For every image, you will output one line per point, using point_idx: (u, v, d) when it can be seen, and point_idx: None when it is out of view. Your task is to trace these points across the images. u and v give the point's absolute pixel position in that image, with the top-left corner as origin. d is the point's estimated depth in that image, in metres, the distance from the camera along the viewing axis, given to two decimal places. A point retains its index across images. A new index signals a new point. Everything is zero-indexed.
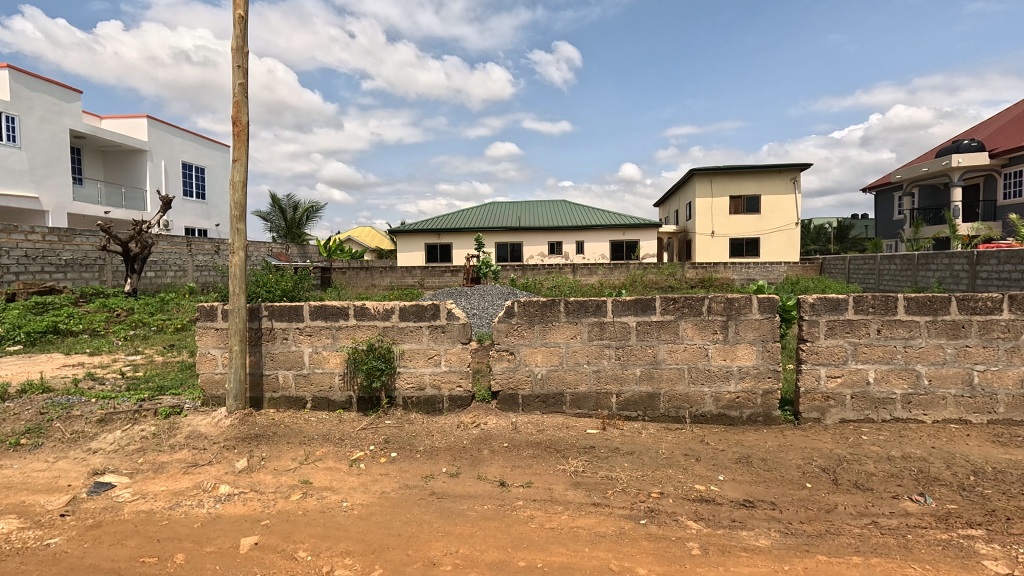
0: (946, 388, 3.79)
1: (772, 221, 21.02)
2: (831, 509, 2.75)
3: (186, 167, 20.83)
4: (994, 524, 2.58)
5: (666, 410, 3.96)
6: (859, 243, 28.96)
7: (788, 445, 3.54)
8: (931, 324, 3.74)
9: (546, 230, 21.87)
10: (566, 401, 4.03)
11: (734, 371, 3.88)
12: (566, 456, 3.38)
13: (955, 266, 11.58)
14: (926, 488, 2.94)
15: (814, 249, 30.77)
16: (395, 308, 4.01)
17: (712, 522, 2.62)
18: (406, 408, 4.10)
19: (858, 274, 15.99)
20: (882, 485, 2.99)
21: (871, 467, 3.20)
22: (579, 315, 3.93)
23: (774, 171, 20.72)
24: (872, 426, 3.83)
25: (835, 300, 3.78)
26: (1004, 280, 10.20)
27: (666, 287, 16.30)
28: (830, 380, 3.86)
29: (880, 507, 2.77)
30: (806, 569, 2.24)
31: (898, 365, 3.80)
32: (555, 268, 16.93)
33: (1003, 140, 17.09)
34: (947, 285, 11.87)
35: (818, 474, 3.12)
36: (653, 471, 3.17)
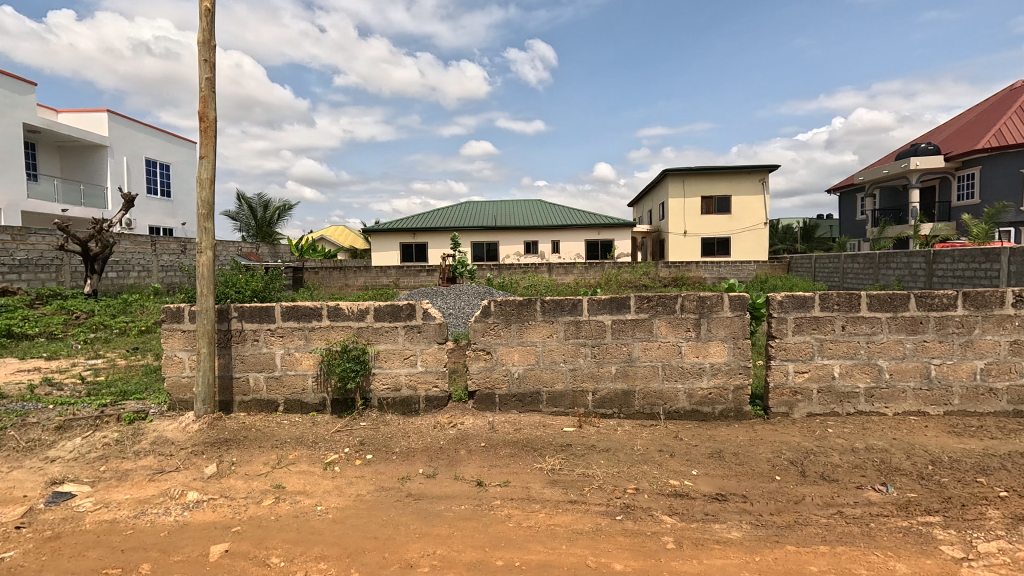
0: (906, 381, 3.95)
1: (741, 221, 21.52)
2: (799, 501, 2.83)
3: (150, 163, 20.14)
4: (950, 511, 2.71)
5: (641, 408, 4.02)
6: (824, 243, 29.93)
7: (758, 440, 3.63)
8: (892, 320, 3.89)
9: (522, 229, 21.91)
10: (542, 400, 4.05)
11: (706, 367, 3.96)
12: (542, 454, 3.40)
13: (914, 265, 12.10)
14: (887, 478, 3.06)
15: (782, 248, 31.64)
16: (370, 308, 3.95)
17: (685, 516, 2.67)
18: (382, 409, 4.05)
19: (823, 272, 16.49)
20: (846, 475, 3.10)
21: (836, 458, 3.31)
22: (555, 314, 3.95)
23: (744, 172, 21.24)
24: (836, 419, 3.96)
25: (801, 298, 3.90)
26: (958, 278, 10.71)
27: (641, 285, 16.48)
28: (798, 375, 3.97)
29: (846, 497, 2.87)
30: (775, 559, 2.31)
31: (861, 360, 3.95)
32: (531, 268, 16.99)
33: (957, 144, 17.88)
34: (906, 283, 12.40)
35: (787, 467, 3.21)
36: (629, 468, 3.21)
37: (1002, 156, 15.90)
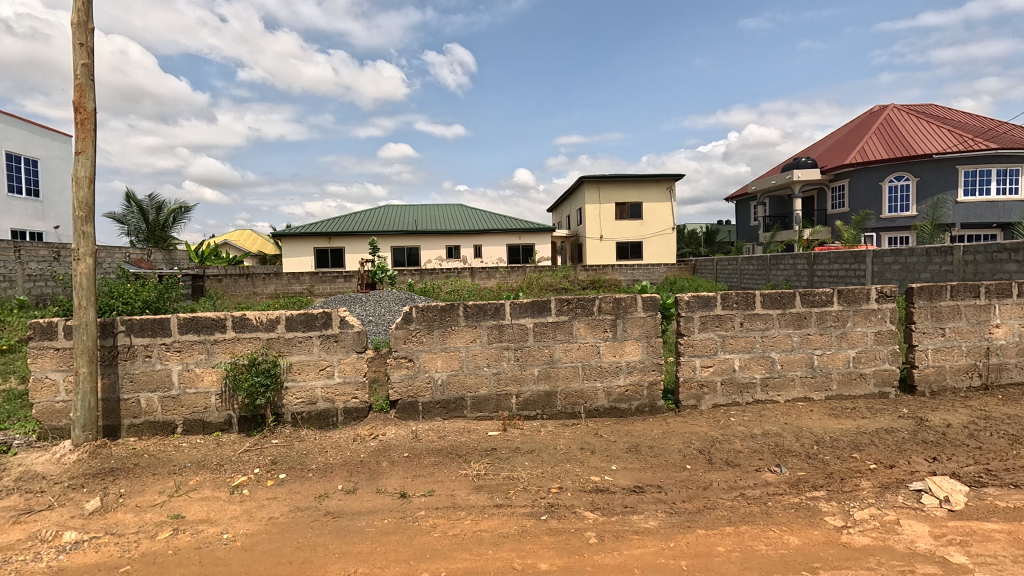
0: (794, 370, 4.39)
1: (652, 226, 22.87)
2: (707, 486, 3.04)
3: (13, 158, 17.59)
4: (831, 485, 3.04)
5: (563, 407, 4.12)
6: (724, 246, 32.57)
7: (670, 432, 3.86)
8: (781, 315, 4.31)
9: (444, 234, 21.73)
10: (466, 405, 4.02)
11: (622, 366, 4.15)
12: (467, 460, 3.37)
13: (798, 266, 13.52)
14: (781, 460, 3.38)
15: (688, 251, 33.99)
16: (281, 318, 3.71)
17: (606, 510, 2.77)
18: (296, 425, 3.82)
19: (723, 274, 17.93)
20: (747, 460, 3.38)
21: (738, 445, 3.60)
22: (479, 319, 3.95)
23: (653, 180, 22.59)
24: (738, 408, 4.31)
25: (705, 298, 4.21)
26: (835, 277, 12.11)
27: (561, 288, 16.95)
28: (704, 369, 4.28)
29: (747, 480, 3.13)
30: (687, 543, 2.46)
31: (757, 353, 4.33)
32: (453, 272, 16.90)
33: (830, 159, 20.22)
34: (793, 282, 13.82)
35: (696, 456, 3.44)
36: (552, 467, 3.28)
37: (865, 170, 18.14)
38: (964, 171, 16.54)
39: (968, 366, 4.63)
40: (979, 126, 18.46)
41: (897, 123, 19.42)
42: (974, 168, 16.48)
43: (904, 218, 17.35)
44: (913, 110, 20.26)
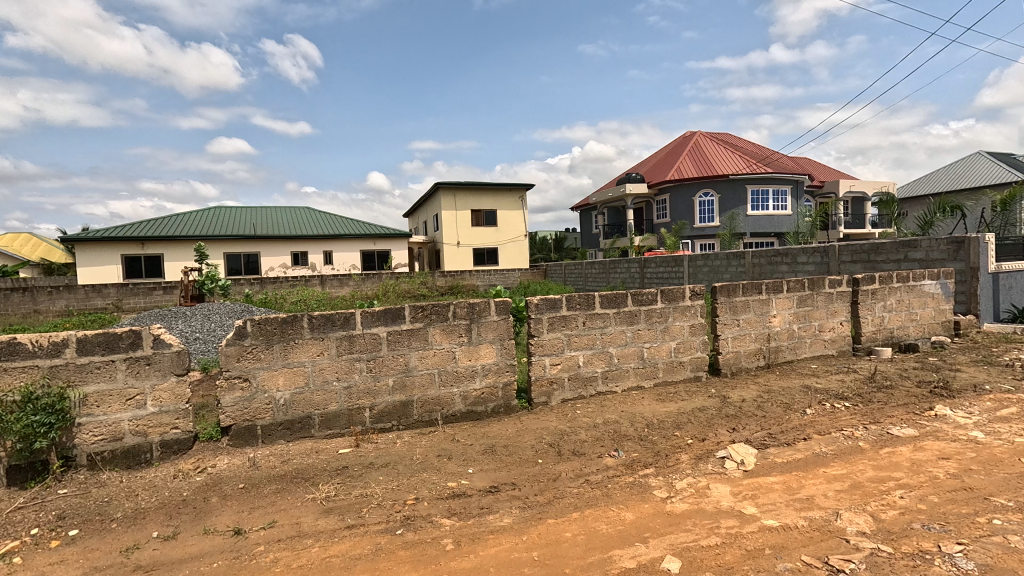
0: (628, 363, 4.91)
1: (506, 232, 23.80)
2: (556, 478, 3.24)
3: None
4: (658, 462, 3.46)
5: (420, 416, 4.06)
6: (571, 252, 35.22)
7: (523, 429, 4.03)
8: (617, 314, 4.80)
9: (289, 239, 20.04)
10: (314, 424, 3.74)
11: (478, 369, 4.23)
12: (315, 483, 3.13)
13: (632, 269, 15.22)
14: (619, 445, 3.74)
15: (540, 257, 36.06)
16: (70, 340, 3.06)
17: (463, 515, 2.79)
18: (95, 468, 3.18)
19: (571, 277, 19.38)
20: (590, 448, 3.68)
21: (583, 435, 3.90)
22: (326, 330, 3.70)
23: (506, 189, 23.55)
24: (583, 401, 4.68)
25: (552, 300, 4.50)
26: (661, 279, 13.90)
27: (419, 295, 16.73)
28: (553, 367, 4.57)
29: (590, 466, 3.41)
30: (538, 535, 2.59)
31: (598, 349, 4.75)
32: (301, 281, 15.66)
33: (655, 175, 23.10)
34: (628, 284, 15.51)
35: (546, 450, 3.65)
36: (408, 479, 3.20)
37: (681, 187, 21.09)
38: (751, 189, 20.15)
39: (756, 349, 5.65)
40: (759, 154, 22.64)
41: (702, 147, 22.92)
42: (757, 188, 20.19)
43: (710, 228, 20.50)
44: (714, 137, 24.10)
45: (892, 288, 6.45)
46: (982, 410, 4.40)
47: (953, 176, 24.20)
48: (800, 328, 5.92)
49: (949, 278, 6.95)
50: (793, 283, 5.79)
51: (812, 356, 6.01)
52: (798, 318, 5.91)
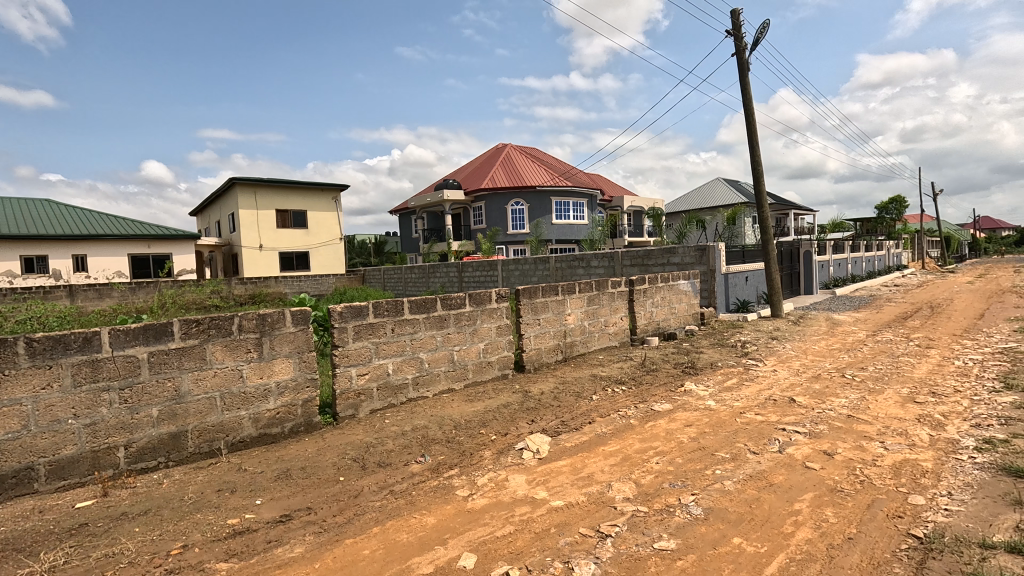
0: (438, 367, 4.97)
1: (318, 235, 22.21)
2: (357, 494, 3.10)
3: None
4: (462, 461, 3.57)
5: (197, 447, 3.50)
6: (392, 256, 34.48)
7: (325, 447, 3.77)
8: (426, 318, 4.83)
9: (17, 239, 15.60)
10: (39, 476, 2.95)
11: (272, 387, 3.83)
12: (35, 553, 2.46)
13: (450, 273, 15.57)
14: (426, 450, 3.75)
15: (359, 261, 34.52)
16: None
17: (245, 554, 2.48)
18: None
19: (390, 282, 18.95)
20: (397, 457, 3.62)
21: (390, 444, 3.82)
22: (55, 355, 2.96)
23: (317, 189, 21.99)
24: (392, 409, 4.57)
25: (358, 307, 4.32)
26: (478, 282, 14.55)
27: (211, 306, 14.53)
28: (360, 378, 4.38)
29: (395, 476, 3.34)
30: (333, 559, 2.44)
31: (407, 356, 4.71)
32: (36, 294, 12.30)
33: (471, 182, 23.96)
34: (447, 288, 15.83)
35: (350, 465, 3.47)
36: (175, 524, 2.73)
37: (495, 195, 22.26)
38: (555, 200, 22.27)
39: (555, 345, 6.24)
40: (561, 168, 25.14)
41: (513, 158, 24.51)
42: (560, 199, 22.41)
43: (522, 234, 22.05)
44: (523, 150, 25.97)
45: (658, 287, 7.75)
46: (715, 383, 5.55)
47: (702, 196, 30.26)
48: (590, 324, 6.72)
49: (696, 278, 8.63)
50: (583, 284, 6.55)
51: (600, 348, 6.88)
52: (588, 315, 6.70)
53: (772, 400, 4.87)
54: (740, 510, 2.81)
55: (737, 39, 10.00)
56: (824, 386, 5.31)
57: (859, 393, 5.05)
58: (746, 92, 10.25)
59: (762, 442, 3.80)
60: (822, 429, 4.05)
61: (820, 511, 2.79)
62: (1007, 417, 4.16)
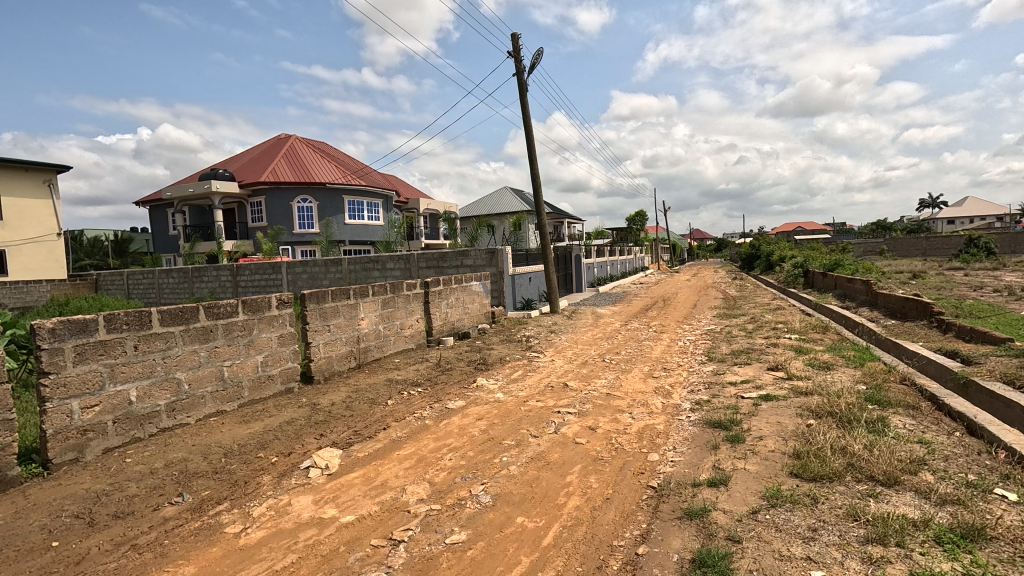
0: (203, 387, 4.25)
1: (21, 230, 16.94)
2: (81, 559, 2.44)
3: None
4: (234, 493, 3.11)
5: None
6: (140, 258, 28.30)
7: (29, 507, 2.87)
8: (184, 332, 4.08)
9: None
10: None
11: None
12: None
13: (221, 277, 13.54)
14: (185, 487, 3.16)
15: (89, 264, 27.41)
16: None
17: None
18: None
19: (137, 289, 15.51)
20: (142, 503, 2.96)
21: (133, 488, 3.11)
22: None
23: (18, 168, 16.75)
24: (138, 445, 3.73)
25: (80, 322, 3.42)
26: (257, 287, 13.01)
27: None
28: (86, 411, 3.46)
29: (139, 527, 2.73)
30: None
31: (159, 377, 3.92)
32: None
33: (246, 174, 21.17)
34: (218, 294, 13.73)
35: (69, 524, 2.71)
36: None
37: (277, 190, 20.06)
38: (347, 199, 21.17)
39: (348, 352, 5.92)
40: (354, 166, 24.03)
41: (297, 150, 22.26)
42: (353, 198, 21.40)
43: (310, 234, 20.39)
44: (310, 143, 23.75)
45: (452, 289, 8.01)
46: (504, 376, 5.99)
47: (492, 202, 32.39)
48: (385, 328, 6.57)
49: (487, 279, 9.18)
50: (377, 287, 6.36)
51: (396, 352, 6.78)
52: (383, 318, 6.55)
53: (551, 387, 5.47)
54: (523, 491, 3.07)
55: (517, 60, 10.98)
56: (590, 370, 6.19)
57: (615, 374, 6.02)
58: (525, 110, 11.32)
59: (542, 426, 4.24)
60: (588, 408, 4.71)
61: (586, 479, 3.23)
62: (708, 382, 5.46)
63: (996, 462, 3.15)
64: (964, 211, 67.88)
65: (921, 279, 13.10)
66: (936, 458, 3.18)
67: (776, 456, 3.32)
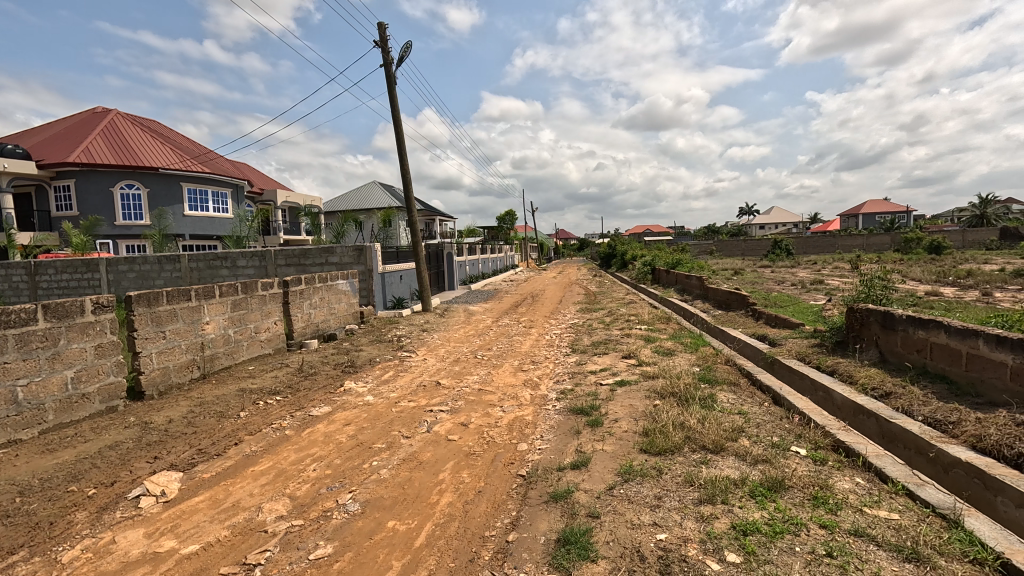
0: None
1: None
2: None
3: None
4: (35, 538, 2.57)
5: None
6: None
7: None
8: None
9: None
10: None
11: None
12: None
13: (13, 278, 11.06)
14: None
15: None
16: None
17: None
18: None
19: None
20: None
21: None
22: None
23: None
24: None
25: None
26: (65, 289, 10.90)
27: None
28: None
29: None
30: None
31: None
32: None
33: (48, 152, 17.48)
34: (8, 298, 11.20)
35: None
36: None
37: (92, 173, 16.87)
38: (187, 188, 18.59)
39: (189, 361, 5.22)
40: (195, 150, 21.18)
41: (118, 126, 18.88)
42: (194, 187, 18.81)
43: (139, 226, 17.53)
44: (136, 120, 20.36)
45: (315, 288, 7.49)
46: (374, 378, 5.77)
47: (359, 197, 30.91)
48: (235, 333, 5.92)
49: (355, 278, 8.75)
50: (225, 287, 5.70)
51: (249, 358, 6.13)
52: (232, 322, 5.89)
53: (423, 386, 5.41)
54: (394, 494, 3.00)
55: (384, 51, 10.62)
56: (463, 367, 6.25)
57: (487, 369, 6.15)
58: (394, 104, 11.00)
59: (414, 426, 4.17)
60: (461, 405, 4.75)
61: (458, 475, 3.25)
62: (573, 372, 5.85)
63: (792, 424, 3.85)
64: (770, 218, 81.49)
65: (741, 276, 15.42)
66: (751, 425, 3.79)
67: (629, 436, 3.67)
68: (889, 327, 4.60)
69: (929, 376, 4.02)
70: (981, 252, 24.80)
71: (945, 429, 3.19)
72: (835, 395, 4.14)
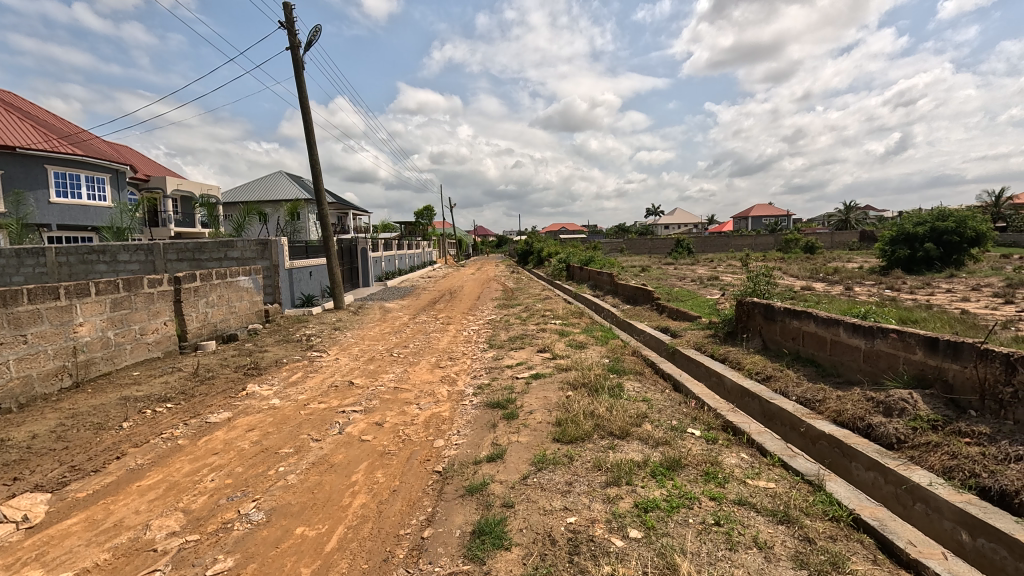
0: None
1: None
2: None
3: None
4: None
5: None
6: None
7: None
8: None
9: None
10: None
11: None
12: None
13: None
14: None
15: None
16: None
17: None
18: None
19: None
20: None
21: None
22: None
23: None
24: None
25: None
26: None
27: None
28: None
29: None
30: None
31: None
32: None
33: None
34: None
35: None
36: None
37: None
38: (53, 171, 16.26)
39: (58, 368, 4.61)
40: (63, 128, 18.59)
41: None
42: (62, 170, 16.52)
43: None
44: None
45: (212, 285, 6.89)
46: (280, 380, 5.45)
47: (263, 188, 28.88)
48: (116, 335, 5.32)
49: (258, 274, 8.17)
50: (102, 284, 5.09)
51: (133, 363, 5.52)
52: (112, 324, 5.28)
53: (334, 386, 5.21)
54: (302, 500, 2.87)
55: (291, 33, 9.99)
56: (377, 366, 6.08)
57: (403, 367, 6.05)
58: (301, 90, 10.39)
59: (324, 428, 4.01)
60: (375, 404, 4.64)
61: (372, 476, 3.19)
62: (490, 367, 5.92)
63: (688, 409, 4.19)
64: (674, 220, 87.30)
65: (647, 272, 16.39)
66: (654, 411, 4.08)
67: (542, 426, 3.80)
68: (770, 318, 5.15)
69: (801, 361, 4.55)
70: (848, 252, 28.23)
71: (814, 406, 3.64)
72: (726, 381, 4.56)
